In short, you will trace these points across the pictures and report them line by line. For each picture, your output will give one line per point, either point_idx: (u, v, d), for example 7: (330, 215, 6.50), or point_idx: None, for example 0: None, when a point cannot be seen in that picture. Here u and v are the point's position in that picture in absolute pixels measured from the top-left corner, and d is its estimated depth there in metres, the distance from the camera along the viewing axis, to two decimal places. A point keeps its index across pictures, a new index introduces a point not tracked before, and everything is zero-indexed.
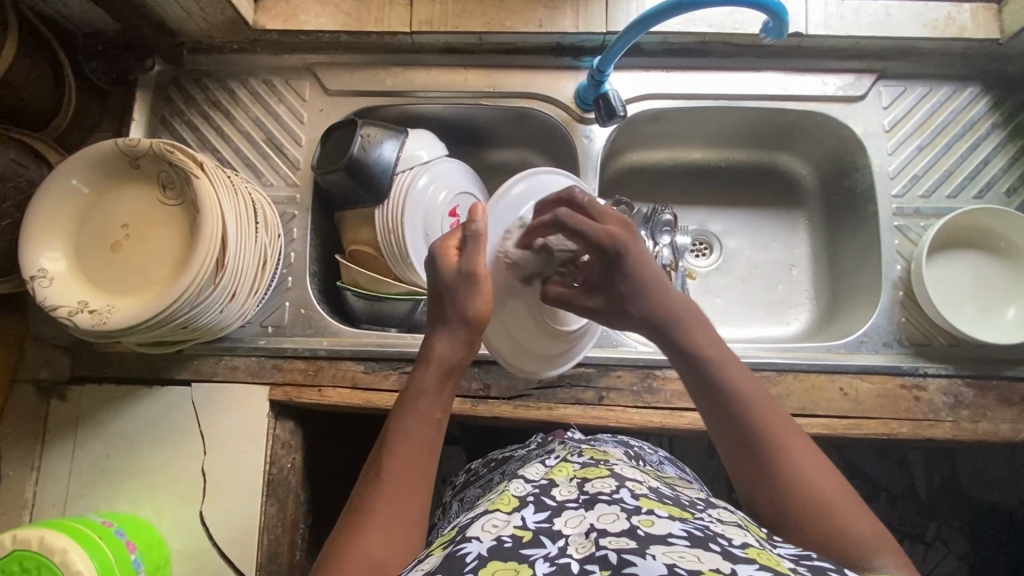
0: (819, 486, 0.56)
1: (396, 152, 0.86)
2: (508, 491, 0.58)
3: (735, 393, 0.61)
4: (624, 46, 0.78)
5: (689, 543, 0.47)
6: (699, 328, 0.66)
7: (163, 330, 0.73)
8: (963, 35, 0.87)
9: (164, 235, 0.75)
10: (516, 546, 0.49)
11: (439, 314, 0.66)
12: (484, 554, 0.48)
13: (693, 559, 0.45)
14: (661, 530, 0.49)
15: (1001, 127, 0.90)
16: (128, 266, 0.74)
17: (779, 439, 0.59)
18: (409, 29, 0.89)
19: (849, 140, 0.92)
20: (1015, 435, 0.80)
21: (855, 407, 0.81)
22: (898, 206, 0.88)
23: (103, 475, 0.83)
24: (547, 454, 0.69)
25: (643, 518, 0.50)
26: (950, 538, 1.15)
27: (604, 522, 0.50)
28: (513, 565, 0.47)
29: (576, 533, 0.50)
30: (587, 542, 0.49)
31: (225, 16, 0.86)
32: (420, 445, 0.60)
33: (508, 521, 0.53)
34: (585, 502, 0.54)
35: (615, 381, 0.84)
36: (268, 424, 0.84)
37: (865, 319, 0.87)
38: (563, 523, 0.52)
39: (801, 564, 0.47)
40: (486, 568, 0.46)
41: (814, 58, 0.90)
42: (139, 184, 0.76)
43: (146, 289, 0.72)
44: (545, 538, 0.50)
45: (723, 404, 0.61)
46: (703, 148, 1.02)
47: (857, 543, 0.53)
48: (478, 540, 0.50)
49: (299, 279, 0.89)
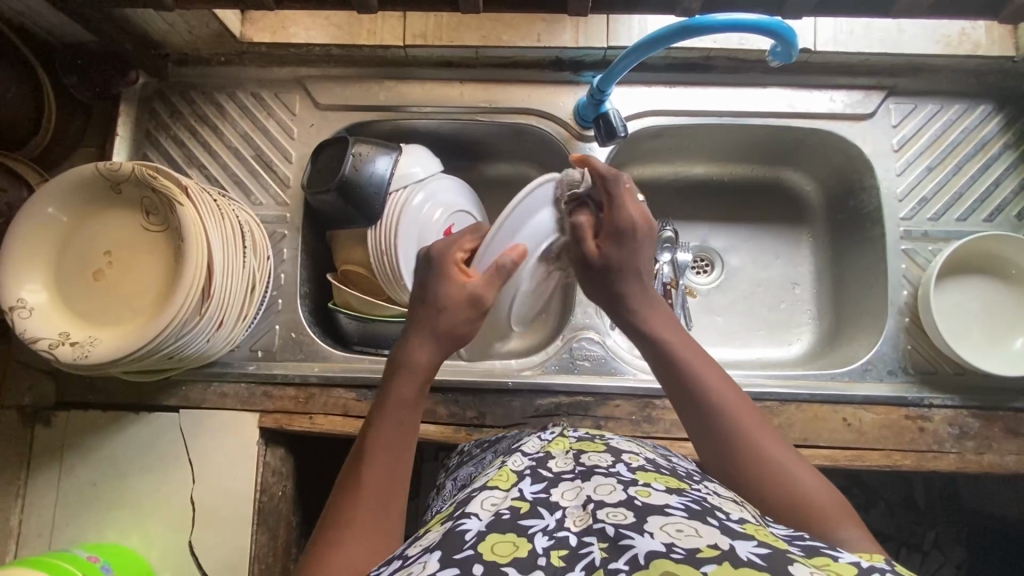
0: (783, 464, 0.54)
1: (390, 168, 0.83)
2: (506, 467, 0.55)
3: (695, 381, 0.59)
4: (626, 67, 0.75)
5: (687, 515, 0.45)
6: (662, 327, 0.64)
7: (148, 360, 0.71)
8: (977, 52, 0.84)
9: (148, 262, 0.72)
10: (514, 518, 0.46)
11: (425, 322, 0.63)
12: (483, 529, 0.45)
13: (692, 534, 0.42)
14: (659, 501, 0.47)
15: (1013, 146, 0.87)
16: (111, 294, 0.71)
17: (732, 412, 0.57)
18: (403, 43, 0.86)
19: (857, 159, 0.89)
20: (1021, 467, 0.78)
21: (858, 438, 0.79)
22: (906, 229, 0.86)
23: (91, 503, 0.81)
24: (542, 428, 0.66)
25: (639, 490, 0.49)
26: (948, 547, 1.14)
27: (601, 494, 0.48)
28: (512, 538, 0.44)
29: (574, 505, 0.48)
30: (584, 514, 0.46)
31: (211, 29, 0.82)
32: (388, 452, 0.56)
33: (505, 495, 0.49)
34: (581, 475, 0.52)
35: (613, 411, 0.82)
36: (258, 452, 0.82)
37: (869, 346, 0.85)
38: (561, 495, 0.49)
39: (795, 543, 0.45)
40: (485, 545, 0.43)
41: (823, 74, 0.87)
42: (121, 208, 0.73)
43: (132, 319, 0.70)
44: (543, 509, 0.47)
45: (684, 394, 0.59)
46: (705, 163, 0.99)
47: (821, 516, 0.51)
48: (477, 516, 0.47)
49: (289, 301, 0.86)
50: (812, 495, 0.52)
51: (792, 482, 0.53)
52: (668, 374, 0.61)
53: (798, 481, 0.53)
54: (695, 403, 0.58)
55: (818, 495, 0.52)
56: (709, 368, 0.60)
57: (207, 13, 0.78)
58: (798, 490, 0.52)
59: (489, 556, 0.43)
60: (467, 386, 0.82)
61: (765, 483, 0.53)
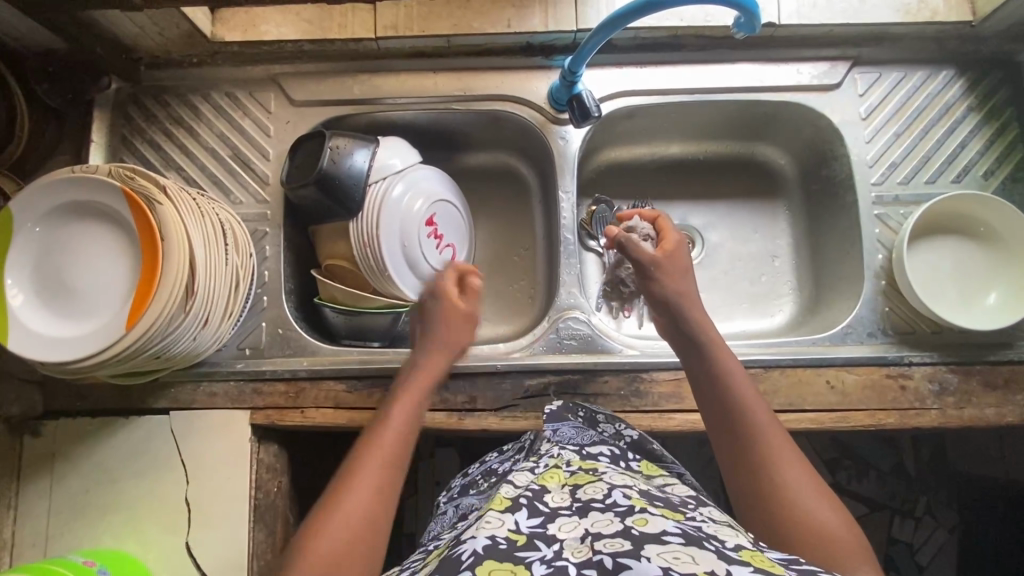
0: (807, 496, 0.58)
1: (368, 161, 0.84)
2: (499, 494, 0.57)
3: (737, 404, 0.65)
4: (596, 45, 0.77)
5: (683, 541, 0.46)
6: (713, 337, 0.71)
7: (66, 359, 0.67)
8: (935, 19, 0.87)
9: (103, 266, 0.71)
10: (511, 548, 0.48)
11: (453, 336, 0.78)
12: (480, 552, 0.47)
13: (688, 561, 0.43)
14: (656, 527, 0.48)
15: (976, 110, 0.89)
16: (69, 295, 0.70)
17: (767, 439, 0.62)
18: (374, 35, 0.86)
19: (827, 128, 0.91)
20: (1000, 419, 0.80)
21: (842, 400, 0.81)
22: (877, 195, 0.88)
23: (84, 510, 0.81)
24: (533, 460, 0.66)
25: (636, 518, 0.50)
26: (940, 511, 1.16)
27: (599, 527, 0.49)
28: (510, 566, 0.46)
29: (571, 537, 0.49)
30: (583, 546, 0.47)
31: (181, 30, 0.82)
32: (387, 455, 0.65)
33: (501, 523, 0.51)
34: (578, 510, 0.52)
35: (603, 387, 0.83)
36: (251, 448, 0.82)
37: (849, 310, 0.87)
38: (558, 528, 0.50)
39: (790, 568, 0.48)
40: (482, 568, 0.45)
41: (789, 47, 0.89)
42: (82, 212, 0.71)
43: (94, 317, 0.69)
44: (540, 542, 0.49)
45: (727, 413, 0.65)
46: (680, 142, 1.00)
47: (840, 547, 0.55)
48: (475, 538, 0.49)
49: (274, 297, 0.87)
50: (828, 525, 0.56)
51: (808, 512, 0.57)
52: (709, 386, 0.67)
53: (816, 514, 0.57)
54: (729, 420, 0.64)
55: (835, 527, 0.56)
56: (747, 389, 0.66)
57: (177, 13, 0.79)
58: (814, 520, 0.57)
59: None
60: (456, 371, 0.83)
61: (782, 509, 0.58)
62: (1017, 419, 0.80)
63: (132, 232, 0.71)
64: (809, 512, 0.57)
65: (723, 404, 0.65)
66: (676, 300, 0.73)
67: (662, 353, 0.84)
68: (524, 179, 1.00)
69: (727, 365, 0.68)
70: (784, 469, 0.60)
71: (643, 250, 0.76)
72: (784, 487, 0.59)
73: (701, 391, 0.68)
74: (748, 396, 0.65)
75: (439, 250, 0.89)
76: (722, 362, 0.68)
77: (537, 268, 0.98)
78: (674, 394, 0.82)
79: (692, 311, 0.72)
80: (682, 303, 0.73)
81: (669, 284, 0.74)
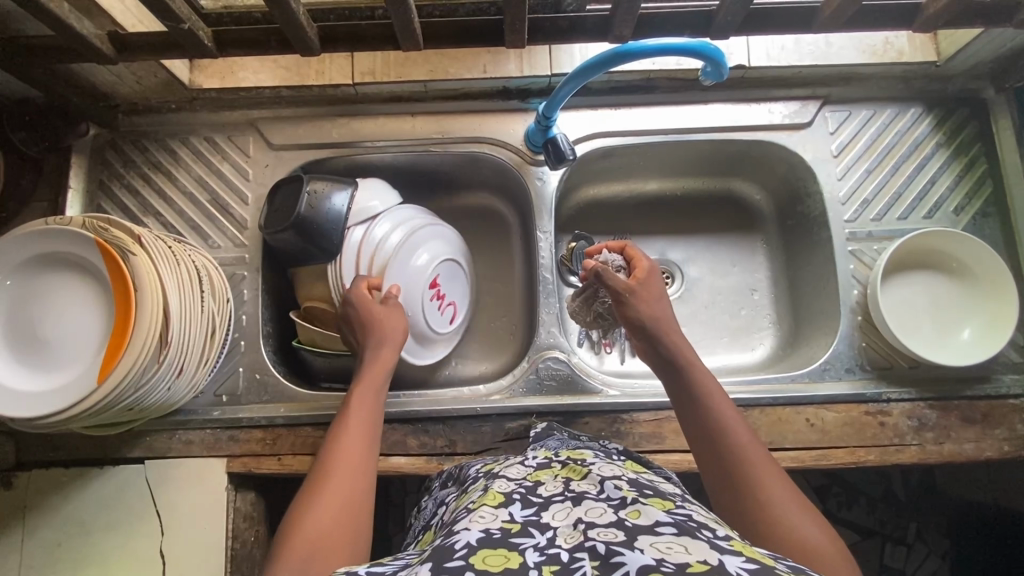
0: (790, 511, 0.54)
1: (347, 204, 0.83)
2: (493, 489, 0.55)
3: (717, 423, 0.61)
4: (569, 92, 0.78)
5: (676, 531, 0.45)
6: (693, 360, 0.68)
7: (37, 416, 0.66)
8: (901, 59, 0.88)
9: (77, 320, 0.70)
10: (505, 536, 0.46)
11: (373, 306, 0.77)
12: (474, 543, 0.45)
13: (681, 551, 0.42)
14: (648, 519, 0.47)
15: (945, 146, 0.91)
16: (43, 350, 0.69)
17: (746, 455, 0.58)
18: (352, 81, 0.87)
19: (800, 166, 0.92)
20: (980, 454, 0.80)
21: (822, 438, 0.81)
22: (851, 231, 0.89)
23: (54, 564, 0.79)
24: (523, 454, 0.66)
25: (629, 510, 0.48)
26: (930, 538, 1.14)
27: (592, 515, 0.48)
28: (502, 552, 0.44)
29: (564, 524, 0.48)
30: (575, 532, 0.46)
31: (159, 78, 0.83)
32: (358, 429, 0.65)
33: (495, 515, 0.49)
34: (571, 498, 0.51)
35: (583, 428, 0.83)
36: (227, 497, 0.81)
37: (826, 345, 0.87)
38: (551, 516, 0.49)
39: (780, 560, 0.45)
40: (477, 556, 0.43)
41: (760, 88, 0.91)
42: (55, 267, 0.71)
43: (69, 369, 0.68)
44: (534, 529, 0.47)
45: (705, 433, 0.61)
46: (657, 179, 1.02)
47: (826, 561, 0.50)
48: (468, 530, 0.47)
49: (252, 342, 0.86)
50: (813, 539, 0.52)
51: (792, 527, 0.53)
52: (688, 407, 0.64)
53: (799, 528, 0.53)
54: (709, 440, 0.61)
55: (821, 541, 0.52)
56: (727, 409, 0.63)
57: (155, 63, 0.79)
58: (798, 534, 0.52)
59: (481, 566, 0.42)
60: (435, 416, 0.83)
61: (767, 526, 0.53)
62: (996, 454, 0.81)
63: (105, 280, 0.70)
64: (791, 527, 0.52)
65: (702, 424, 0.62)
66: (654, 327, 0.70)
67: (642, 393, 0.84)
68: (504, 218, 1.01)
69: (704, 386, 0.65)
70: (767, 486, 0.56)
71: (616, 278, 0.73)
72: (765, 504, 0.55)
73: (682, 414, 0.65)
74: (726, 416, 0.62)
75: (443, 306, 0.90)
76: (701, 382, 0.65)
77: (517, 305, 0.99)
78: (656, 434, 0.82)
79: (673, 335, 0.69)
80: (660, 331, 0.70)
81: (643, 310, 0.71)
